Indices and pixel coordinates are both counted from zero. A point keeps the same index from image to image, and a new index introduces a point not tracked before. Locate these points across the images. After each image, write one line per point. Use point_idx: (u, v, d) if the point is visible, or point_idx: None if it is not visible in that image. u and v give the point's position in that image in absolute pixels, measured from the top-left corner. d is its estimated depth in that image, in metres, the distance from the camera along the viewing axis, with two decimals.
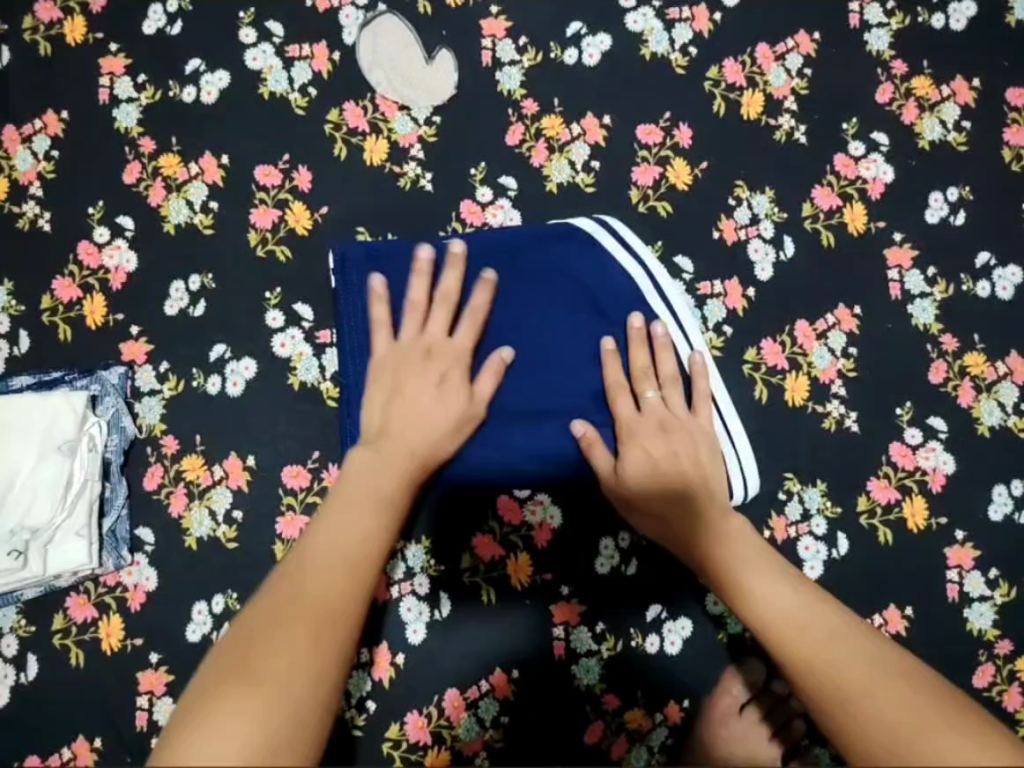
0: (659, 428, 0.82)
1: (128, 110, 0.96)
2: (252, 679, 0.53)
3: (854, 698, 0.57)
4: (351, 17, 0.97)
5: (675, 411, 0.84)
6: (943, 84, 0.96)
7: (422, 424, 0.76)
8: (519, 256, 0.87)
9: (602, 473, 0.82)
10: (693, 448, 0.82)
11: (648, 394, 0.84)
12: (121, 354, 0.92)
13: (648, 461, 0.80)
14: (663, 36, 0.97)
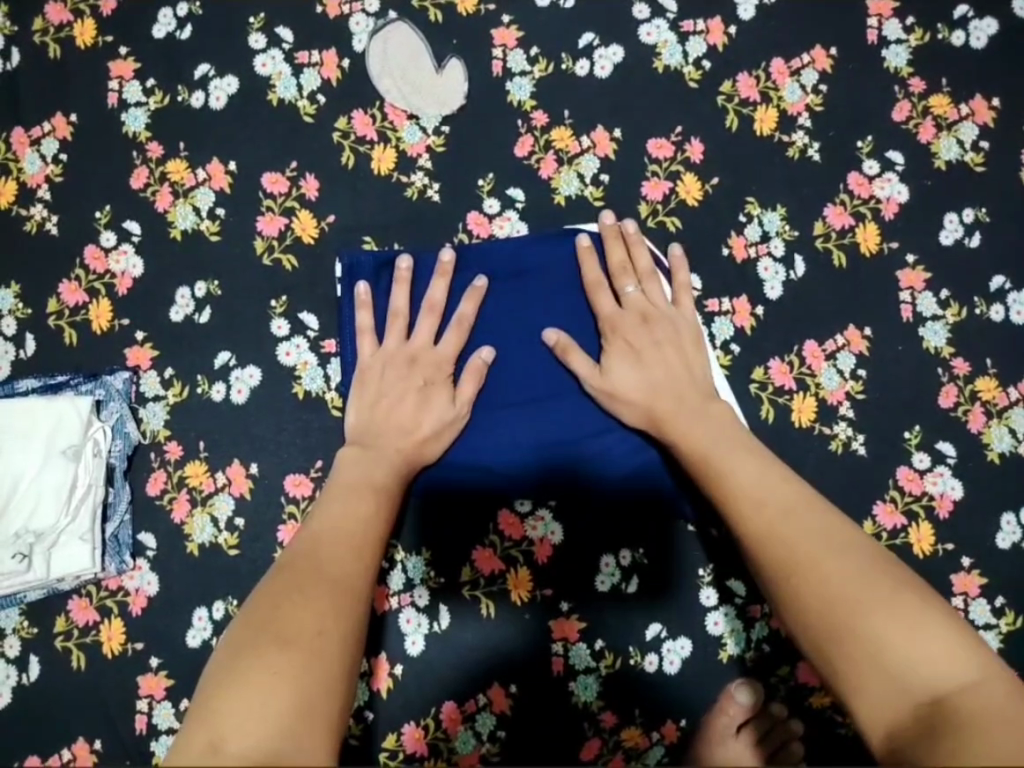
0: (642, 318, 0.86)
1: (136, 114, 0.96)
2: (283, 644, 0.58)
3: (894, 651, 0.59)
4: (361, 24, 0.96)
5: (657, 302, 0.87)
6: (961, 103, 0.95)
7: (405, 427, 0.83)
8: (519, 266, 0.90)
9: (587, 373, 0.85)
10: (675, 329, 0.86)
11: (627, 289, 0.87)
12: (126, 359, 0.92)
13: (633, 355, 0.85)
14: (677, 49, 0.96)
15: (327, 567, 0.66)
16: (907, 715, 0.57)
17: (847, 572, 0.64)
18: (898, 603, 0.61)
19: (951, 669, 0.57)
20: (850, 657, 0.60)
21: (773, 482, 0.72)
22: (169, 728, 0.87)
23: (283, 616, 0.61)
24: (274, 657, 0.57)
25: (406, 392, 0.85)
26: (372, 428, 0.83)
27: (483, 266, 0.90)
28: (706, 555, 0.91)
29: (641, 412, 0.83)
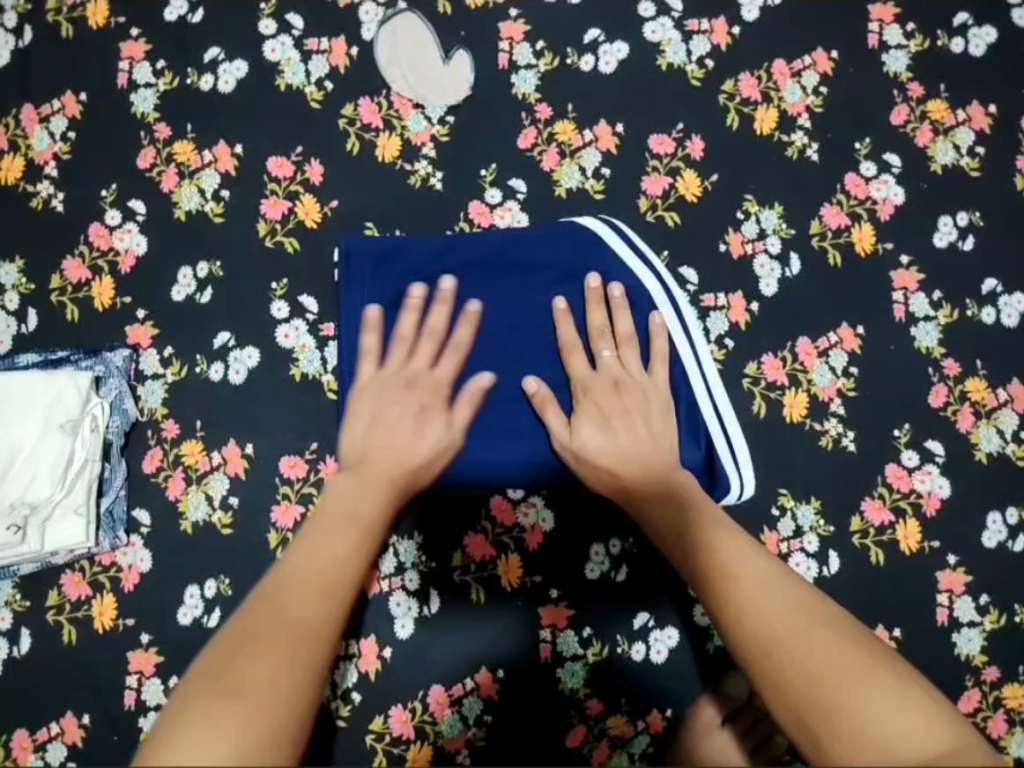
0: (613, 387, 0.82)
1: (145, 95, 0.97)
2: (237, 692, 0.50)
3: (865, 722, 0.52)
4: (370, 13, 0.98)
5: (631, 371, 0.84)
6: (958, 109, 0.96)
7: (398, 453, 0.75)
8: (519, 255, 0.90)
9: (556, 432, 0.82)
10: (646, 400, 0.82)
11: (603, 353, 0.85)
12: (127, 337, 0.93)
13: (601, 423, 0.80)
14: (681, 47, 0.97)
15: (302, 590, 0.59)
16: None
17: (821, 633, 0.57)
18: (874, 668, 0.55)
19: (927, 742, 0.51)
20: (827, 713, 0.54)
21: (741, 542, 0.66)
22: (157, 704, 0.88)
23: (234, 668, 0.52)
24: (225, 708, 0.49)
25: (404, 415, 0.77)
26: (366, 456, 0.75)
27: (480, 253, 0.90)
28: None
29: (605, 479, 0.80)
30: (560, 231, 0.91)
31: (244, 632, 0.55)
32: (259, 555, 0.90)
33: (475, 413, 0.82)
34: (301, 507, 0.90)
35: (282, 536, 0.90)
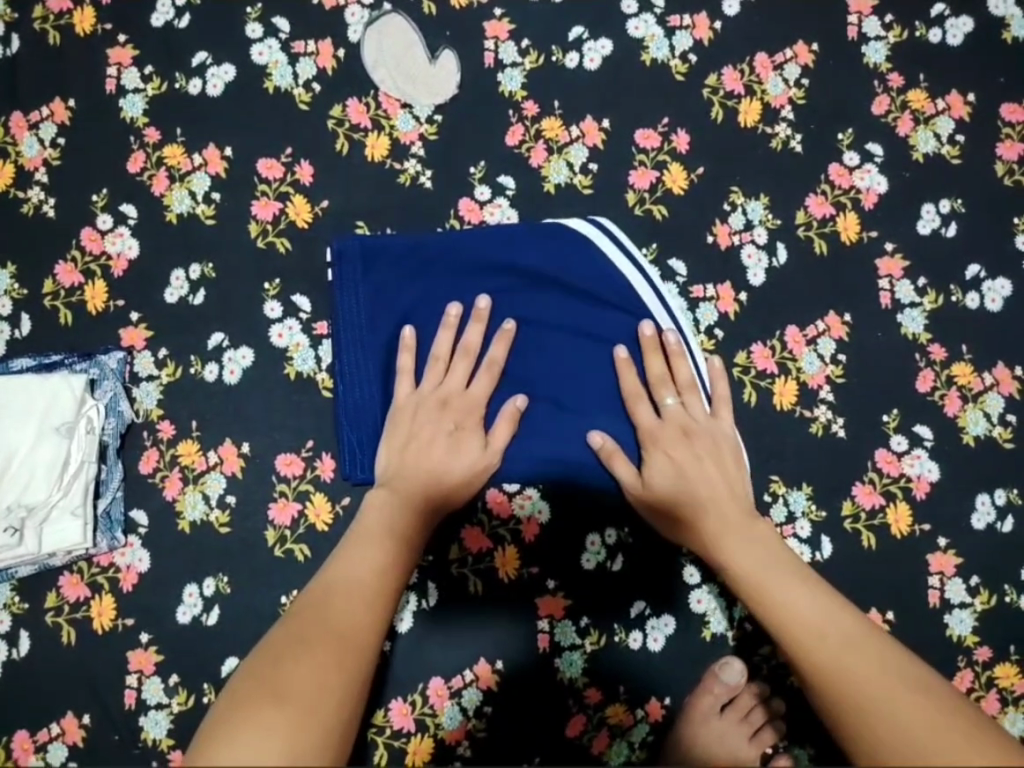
0: (681, 433, 0.86)
1: (135, 100, 0.97)
2: (282, 698, 0.61)
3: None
4: (356, 15, 0.99)
5: (697, 416, 0.87)
6: (938, 98, 0.98)
7: (433, 472, 0.84)
8: (513, 254, 0.92)
9: (630, 481, 0.86)
10: (716, 442, 0.86)
11: (666, 400, 0.88)
12: (121, 339, 0.94)
13: (672, 469, 0.85)
14: (664, 43, 0.99)
15: (335, 612, 0.70)
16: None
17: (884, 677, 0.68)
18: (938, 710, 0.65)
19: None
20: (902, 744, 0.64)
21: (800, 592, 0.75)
22: (159, 703, 0.88)
23: (283, 675, 0.63)
24: (272, 712, 0.60)
25: (438, 434, 0.86)
26: (402, 469, 0.84)
27: (475, 252, 0.92)
28: None
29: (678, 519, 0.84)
30: (552, 227, 0.92)
31: (291, 634, 0.68)
32: (258, 553, 0.91)
33: (499, 436, 0.87)
34: (298, 504, 0.91)
35: (279, 534, 0.90)
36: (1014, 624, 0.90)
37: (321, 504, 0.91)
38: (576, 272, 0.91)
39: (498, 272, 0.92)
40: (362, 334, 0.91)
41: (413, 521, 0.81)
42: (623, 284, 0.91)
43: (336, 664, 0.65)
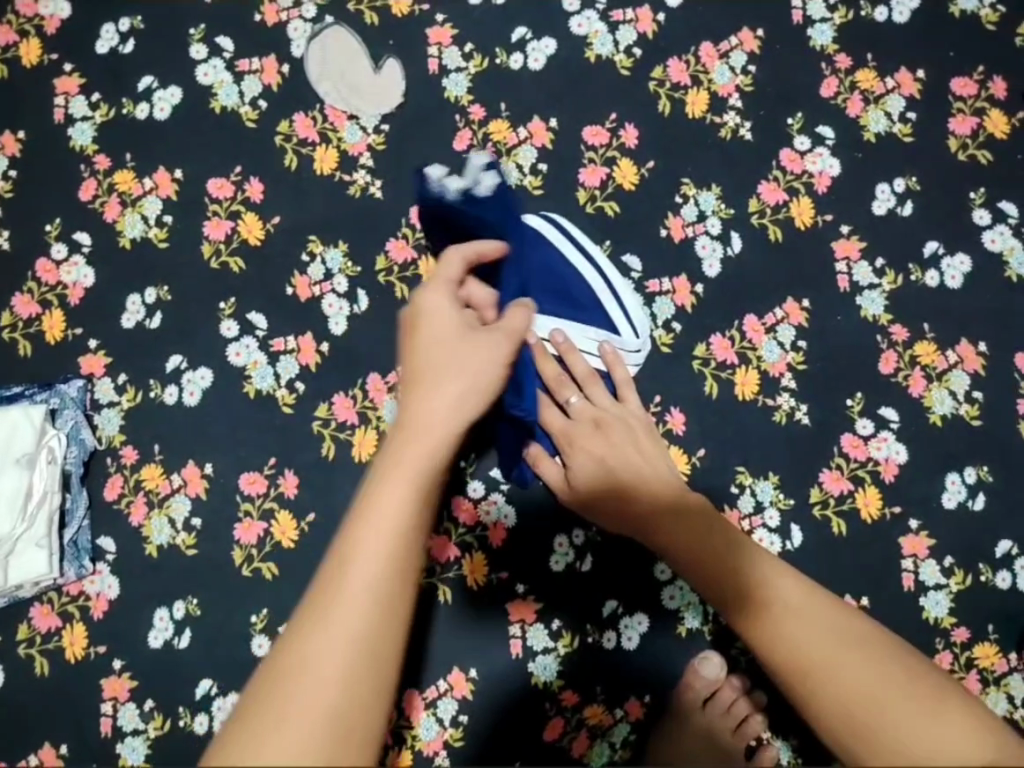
0: (596, 428, 0.84)
1: (83, 128, 0.98)
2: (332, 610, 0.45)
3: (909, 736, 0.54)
4: (299, 30, 0.99)
5: (603, 405, 0.85)
6: (887, 77, 0.97)
7: None
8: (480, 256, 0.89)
9: (558, 480, 0.84)
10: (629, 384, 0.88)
11: (571, 399, 0.85)
12: (80, 367, 0.94)
13: (597, 464, 0.82)
14: (608, 38, 0.98)
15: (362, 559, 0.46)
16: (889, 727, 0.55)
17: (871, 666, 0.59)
18: (913, 686, 0.57)
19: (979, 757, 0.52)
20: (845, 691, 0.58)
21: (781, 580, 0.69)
22: (135, 728, 0.88)
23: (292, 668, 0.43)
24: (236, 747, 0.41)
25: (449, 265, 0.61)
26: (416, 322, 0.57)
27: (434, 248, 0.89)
28: None
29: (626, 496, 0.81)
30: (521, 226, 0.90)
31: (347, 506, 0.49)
32: (226, 574, 0.91)
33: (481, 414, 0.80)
34: (263, 523, 0.91)
35: (246, 552, 0.91)
36: (991, 603, 0.89)
37: (286, 522, 0.91)
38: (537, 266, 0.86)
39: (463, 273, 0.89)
40: None
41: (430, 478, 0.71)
42: (586, 284, 0.87)
43: (364, 641, 0.45)
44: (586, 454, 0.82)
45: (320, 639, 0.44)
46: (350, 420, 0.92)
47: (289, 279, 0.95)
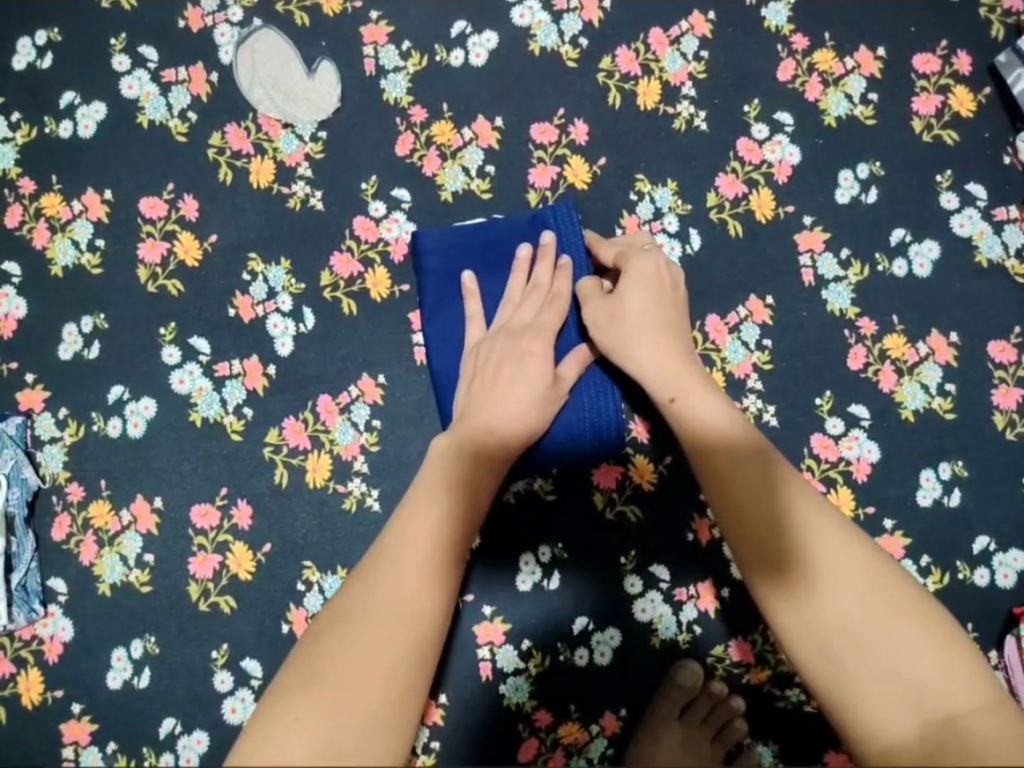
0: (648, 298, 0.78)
1: (3, 151, 0.93)
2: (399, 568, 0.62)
3: (911, 677, 0.55)
4: (226, 35, 0.93)
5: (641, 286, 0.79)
6: (846, 56, 0.92)
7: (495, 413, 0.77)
8: (479, 254, 0.87)
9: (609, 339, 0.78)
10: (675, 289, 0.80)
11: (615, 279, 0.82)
12: (18, 403, 0.90)
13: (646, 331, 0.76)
14: (552, 29, 0.93)
15: (418, 533, 0.65)
16: (919, 737, 0.53)
17: (922, 653, 0.56)
18: (907, 617, 0.57)
19: (962, 696, 0.54)
20: (883, 693, 0.55)
21: (844, 564, 0.60)
22: None
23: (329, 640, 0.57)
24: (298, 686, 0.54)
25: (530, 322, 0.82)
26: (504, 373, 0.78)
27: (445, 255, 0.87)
28: (627, 542, 0.90)
29: (663, 392, 0.73)
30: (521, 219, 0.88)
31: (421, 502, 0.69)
32: (183, 610, 0.88)
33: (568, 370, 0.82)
34: (218, 556, 0.88)
35: (203, 587, 0.88)
36: (970, 601, 0.87)
37: (242, 554, 0.88)
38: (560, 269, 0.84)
39: (458, 272, 0.87)
40: (433, 331, 0.87)
41: (476, 467, 0.73)
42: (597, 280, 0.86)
43: (420, 605, 0.60)
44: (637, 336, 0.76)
45: (388, 577, 0.61)
46: (303, 445, 0.89)
47: (231, 299, 0.91)
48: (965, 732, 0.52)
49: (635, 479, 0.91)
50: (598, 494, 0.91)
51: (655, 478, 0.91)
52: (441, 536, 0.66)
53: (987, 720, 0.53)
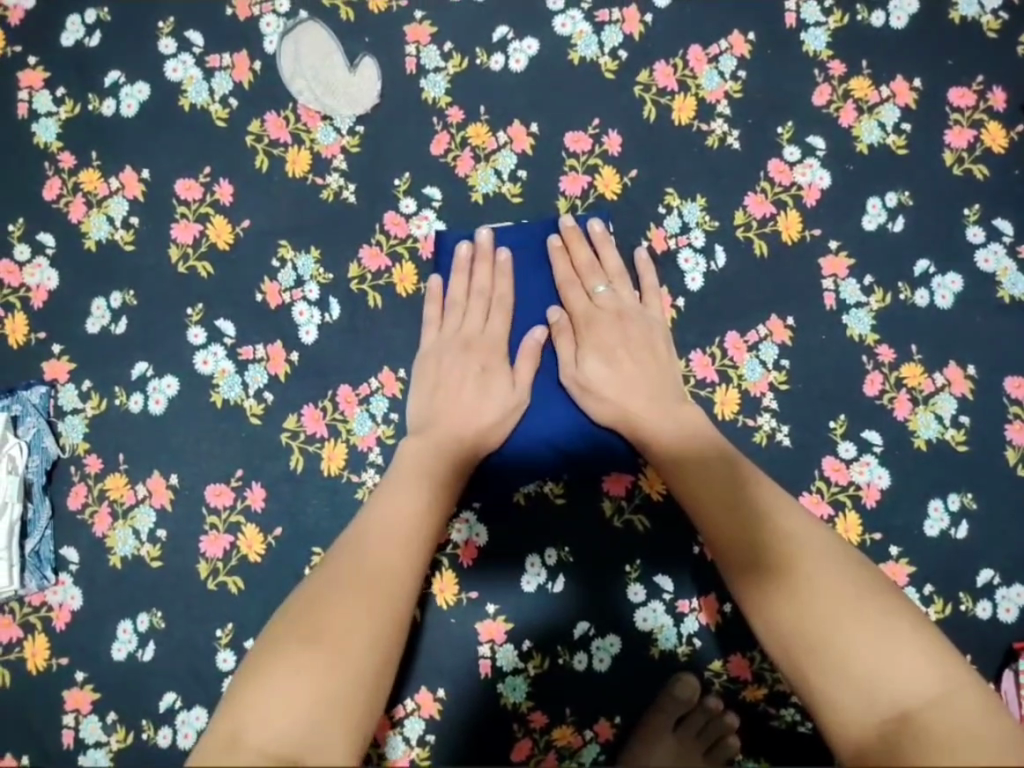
0: (618, 317, 0.88)
1: (47, 125, 0.95)
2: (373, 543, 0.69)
3: (859, 660, 0.61)
4: (271, 25, 0.95)
5: (627, 305, 0.88)
6: (882, 85, 0.93)
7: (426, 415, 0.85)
8: (507, 246, 0.90)
9: (570, 357, 0.87)
10: (648, 333, 0.87)
11: (598, 289, 0.88)
12: (43, 373, 0.92)
13: (608, 353, 0.86)
14: (593, 39, 0.94)
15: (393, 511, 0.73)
16: (874, 732, 0.58)
17: (873, 640, 0.61)
18: (864, 604, 0.63)
19: (918, 690, 0.58)
20: (832, 670, 0.61)
21: (809, 558, 0.67)
22: (97, 740, 0.87)
23: (316, 615, 0.61)
24: (304, 655, 0.58)
25: (466, 378, 0.86)
26: (433, 416, 0.84)
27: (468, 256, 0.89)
28: (633, 551, 0.91)
29: (623, 415, 0.84)
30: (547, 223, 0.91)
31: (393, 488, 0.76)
32: (191, 588, 0.89)
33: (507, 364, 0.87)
34: (229, 536, 0.89)
35: (212, 566, 0.89)
36: (971, 633, 0.87)
37: (253, 536, 0.89)
38: (563, 272, 0.89)
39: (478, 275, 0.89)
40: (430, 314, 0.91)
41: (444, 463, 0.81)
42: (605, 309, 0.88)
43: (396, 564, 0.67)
44: (599, 356, 0.86)
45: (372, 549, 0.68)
46: (320, 433, 0.90)
47: (260, 285, 0.92)
48: (918, 729, 0.56)
49: (645, 490, 0.91)
50: (607, 502, 0.91)
51: (663, 491, 0.91)
52: (421, 522, 0.73)
53: (945, 716, 0.57)
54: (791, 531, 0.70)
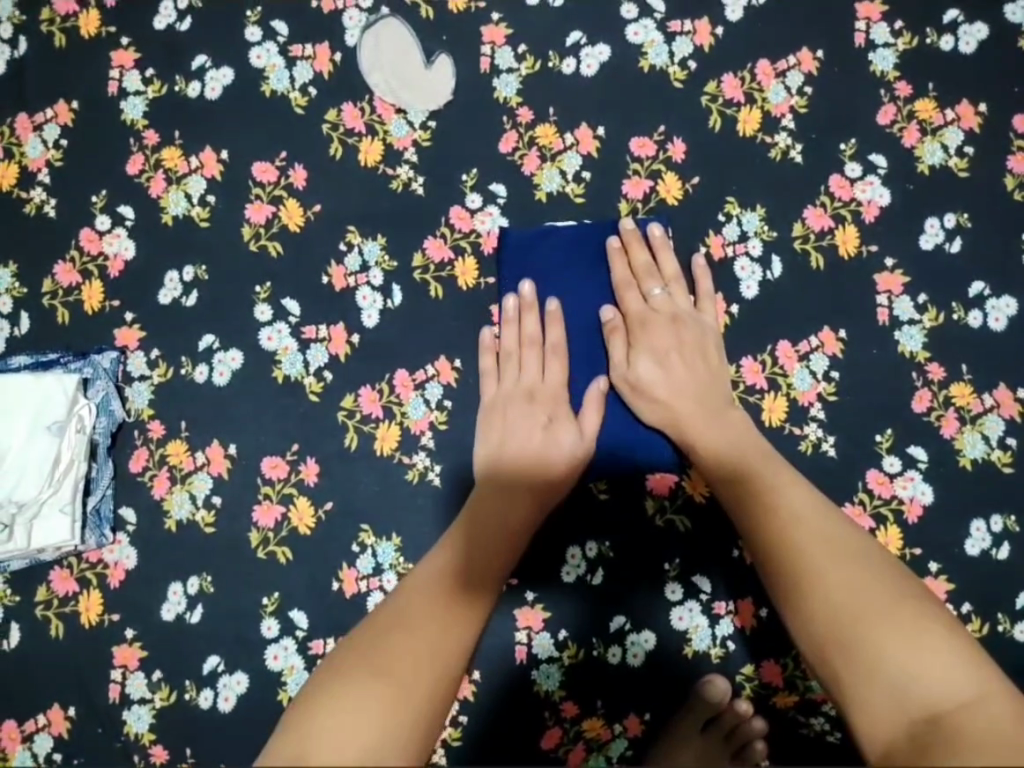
0: (672, 321, 0.90)
1: (134, 103, 0.99)
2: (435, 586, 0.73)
3: (891, 661, 0.61)
4: (354, 19, 0.99)
5: (681, 309, 0.90)
6: (947, 108, 0.95)
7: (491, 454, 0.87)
8: (568, 246, 0.92)
9: (623, 357, 0.89)
10: (701, 338, 0.89)
11: (654, 291, 0.90)
12: (115, 339, 0.96)
13: (660, 355, 0.88)
14: (663, 49, 0.97)
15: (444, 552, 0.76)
16: (904, 733, 0.58)
17: (905, 642, 0.62)
18: (897, 609, 0.65)
19: (950, 693, 0.59)
20: (864, 668, 0.62)
21: (843, 561, 0.69)
22: (141, 697, 0.90)
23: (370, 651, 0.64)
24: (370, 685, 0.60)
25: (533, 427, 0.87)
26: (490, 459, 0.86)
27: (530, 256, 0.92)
28: (672, 550, 0.92)
29: (671, 417, 0.86)
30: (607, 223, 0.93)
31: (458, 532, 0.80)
32: (241, 555, 0.92)
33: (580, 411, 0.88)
34: (281, 507, 0.92)
35: (263, 536, 0.92)
36: (1007, 655, 0.87)
37: (304, 508, 0.92)
38: (621, 272, 0.91)
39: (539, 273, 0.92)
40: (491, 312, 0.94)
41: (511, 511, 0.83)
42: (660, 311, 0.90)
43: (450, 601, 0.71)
44: (652, 358, 0.88)
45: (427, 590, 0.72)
46: (375, 414, 0.93)
47: (326, 267, 0.95)
48: (949, 728, 0.56)
49: (688, 491, 0.92)
50: (650, 500, 0.93)
51: (706, 492, 0.92)
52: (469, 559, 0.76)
53: (975, 716, 0.57)
54: (825, 534, 0.72)
